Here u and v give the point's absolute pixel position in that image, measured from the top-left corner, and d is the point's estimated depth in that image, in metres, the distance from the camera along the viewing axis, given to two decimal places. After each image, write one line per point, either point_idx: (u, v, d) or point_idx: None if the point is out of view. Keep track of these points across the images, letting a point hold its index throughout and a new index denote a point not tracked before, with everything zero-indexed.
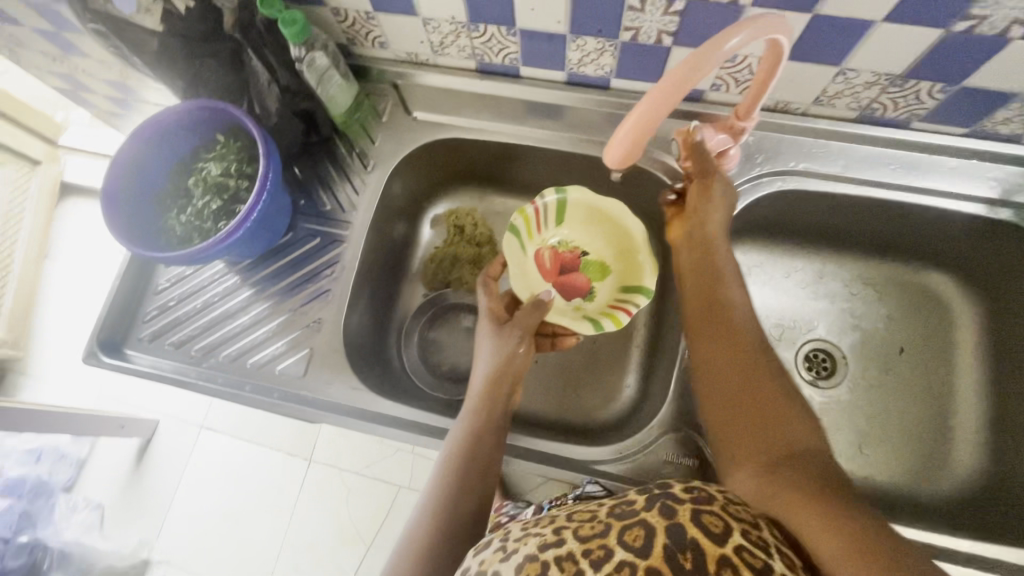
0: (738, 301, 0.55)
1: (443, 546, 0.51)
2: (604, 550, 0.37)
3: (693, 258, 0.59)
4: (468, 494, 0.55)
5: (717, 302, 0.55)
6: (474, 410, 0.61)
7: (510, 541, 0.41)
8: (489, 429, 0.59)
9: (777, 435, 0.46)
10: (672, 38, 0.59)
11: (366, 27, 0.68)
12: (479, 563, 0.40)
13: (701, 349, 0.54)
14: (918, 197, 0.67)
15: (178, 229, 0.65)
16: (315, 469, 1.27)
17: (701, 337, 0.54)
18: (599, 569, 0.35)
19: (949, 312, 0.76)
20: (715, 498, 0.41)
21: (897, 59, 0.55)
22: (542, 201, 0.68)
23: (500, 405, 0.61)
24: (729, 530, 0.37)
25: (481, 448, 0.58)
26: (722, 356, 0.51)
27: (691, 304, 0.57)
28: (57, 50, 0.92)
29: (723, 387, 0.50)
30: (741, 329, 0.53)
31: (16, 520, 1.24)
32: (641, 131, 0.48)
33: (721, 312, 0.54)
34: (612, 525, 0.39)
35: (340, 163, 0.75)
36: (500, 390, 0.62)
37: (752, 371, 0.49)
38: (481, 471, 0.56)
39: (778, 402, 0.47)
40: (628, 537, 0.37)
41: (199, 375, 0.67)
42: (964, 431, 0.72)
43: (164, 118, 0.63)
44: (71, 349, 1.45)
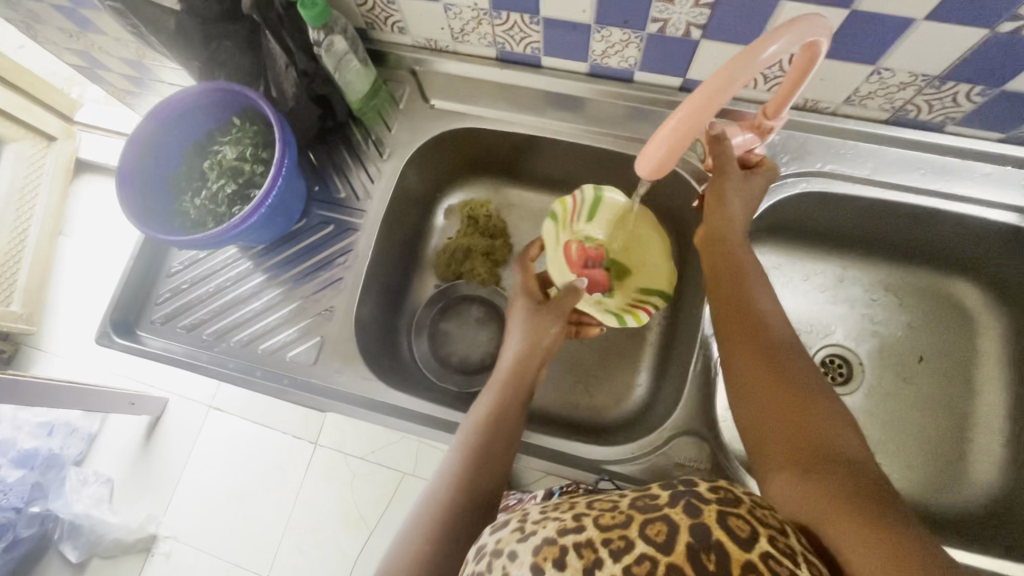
0: (768, 305, 0.54)
1: (457, 512, 0.52)
2: (624, 541, 0.36)
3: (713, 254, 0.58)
4: (488, 465, 0.55)
5: (743, 301, 0.54)
6: (501, 383, 0.62)
7: (528, 523, 0.40)
8: (514, 406, 0.60)
9: (810, 440, 0.44)
10: (701, 32, 0.57)
11: (386, 12, 0.67)
12: (496, 541, 0.40)
13: (729, 351, 0.52)
14: (950, 203, 0.64)
15: (192, 212, 0.64)
16: (321, 453, 1.28)
17: (727, 337, 0.53)
18: (618, 561, 0.35)
19: (972, 321, 0.74)
20: (741, 500, 0.39)
21: (936, 60, 0.53)
22: (581, 193, 0.66)
23: (525, 387, 0.62)
24: (756, 535, 0.36)
25: (505, 423, 0.58)
26: (748, 357, 0.51)
27: (718, 304, 0.55)
28: (74, 26, 0.91)
29: (750, 389, 0.49)
30: (771, 334, 0.51)
31: (29, 489, 1.30)
32: (677, 144, 0.44)
33: (746, 311, 0.53)
34: (633, 515, 0.38)
35: (356, 150, 0.74)
36: (527, 372, 0.62)
37: (782, 376, 0.48)
38: (503, 447, 0.57)
39: (809, 405, 0.46)
40: (650, 531, 0.37)
41: (211, 360, 0.67)
42: (982, 442, 0.71)
43: (182, 99, 0.62)
44: (83, 326, 1.46)
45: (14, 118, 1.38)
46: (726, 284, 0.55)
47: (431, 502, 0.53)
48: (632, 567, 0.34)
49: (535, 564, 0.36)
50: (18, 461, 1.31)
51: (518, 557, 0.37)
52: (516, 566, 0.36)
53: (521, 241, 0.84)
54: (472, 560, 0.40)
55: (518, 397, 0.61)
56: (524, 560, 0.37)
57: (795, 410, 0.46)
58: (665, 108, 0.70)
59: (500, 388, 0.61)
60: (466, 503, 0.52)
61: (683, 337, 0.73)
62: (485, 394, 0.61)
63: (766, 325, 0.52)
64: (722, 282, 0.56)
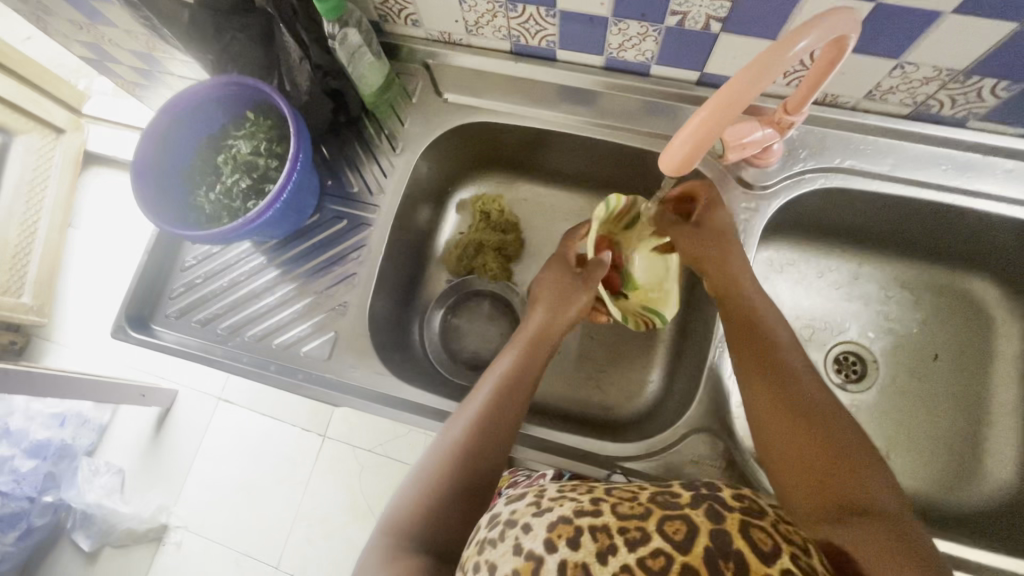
0: (787, 346, 0.56)
1: (465, 466, 0.52)
2: (641, 533, 0.38)
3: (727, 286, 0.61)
4: (501, 426, 0.55)
5: (757, 331, 0.57)
6: (518, 348, 0.61)
7: (545, 499, 0.43)
8: (529, 370, 0.59)
9: (831, 467, 0.46)
10: (720, 25, 0.56)
11: (400, 4, 0.66)
12: (511, 511, 0.43)
13: (748, 388, 0.54)
14: (971, 199, 0.63)
15: (207, 207, 0.64)
16: (330, 446, 1.29)
17: (743, 364, 0.56)
18: (633, 550, 0.37)
19: (990, 318, 0.74)
20: (765, 512, 0.40)
21: (962, 54, 0.52)
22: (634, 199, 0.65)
23: (544, 355, 0.62)
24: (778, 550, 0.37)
25: (523, 382, 0.58)
26: (759, 382, 0.54)
27: (737, 347, 0.57)
28: (83, 18, 0.90)
29: (764, 415, 0.52)
30: (792, 374, 0.53)
31: (42, 479, 1.30)
32: (705, 138, 0.42)
33: (761, 340, 0.56)
34: (652, 512, 0.40)
35: (369, 144, 0.74)
36: (548, 340, 0.62)
37: (803, 417, 0.50)
38: (517, 409, 0.57)
39: (823, 430, 0.48)
40: (669, 528, 0.38)
41: (225, 354, 0.68)
42: (997, 441, 0.70)
43: (197, 91, 0.62)
44: (93, 318, 1.47)
45: (23, 110, 1.38)
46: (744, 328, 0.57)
47: (440, 453, 0.53)
48: (648, 561, 0.37)
49: (549, 538, 0.39)
50: (30, 451, 1.30)
51: (532, 529, 0.40)
52: (530, 536, 0.40)
53: (532, 236, 0.84)
54: (486, 528, 0.43)
55: (534, 362, 0.60)
56: (538, 533, 0.39)
57: (820, 449, 0.47)
58: (681, 103, 0.69)
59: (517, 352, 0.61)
60: (474, 459, 0.53)
61: (696, 335, 0.73)
62: (502, 357, 0.61)
63: (786, 364, 0.54)
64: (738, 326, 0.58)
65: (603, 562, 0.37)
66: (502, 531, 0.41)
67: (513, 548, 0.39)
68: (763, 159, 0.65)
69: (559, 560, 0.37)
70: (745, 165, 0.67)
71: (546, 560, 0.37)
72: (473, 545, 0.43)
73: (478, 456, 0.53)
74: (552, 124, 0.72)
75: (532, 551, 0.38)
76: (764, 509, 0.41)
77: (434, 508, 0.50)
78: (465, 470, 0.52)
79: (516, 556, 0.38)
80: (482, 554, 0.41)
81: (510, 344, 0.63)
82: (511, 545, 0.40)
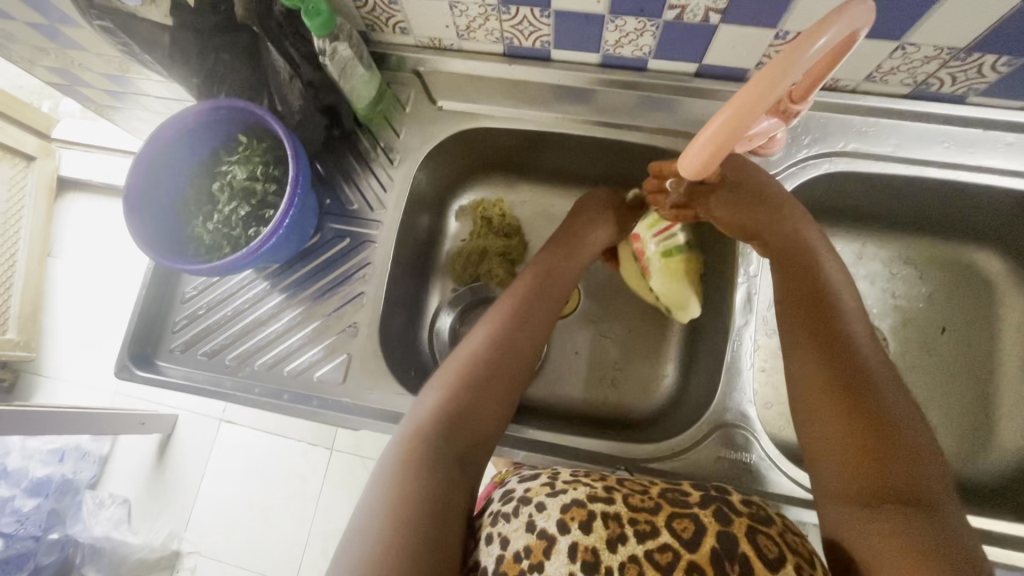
0: (859, 327, 0.53)
1: (481, 383, 0.54)
2: (651, 527, 0.42)
3: (784, 258, 0.57)
4: (517, 351, 0.57)
5: (826, 308, 0.53)
6: (534, 280, 0.62)
7: (558, 481, 0.48)
8: (543, 298, 0.61)
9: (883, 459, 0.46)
10: (719, 16, 0.55)
11: (387, 12, 0.64)
12: (526, 489, 0.48)
13: (810, 358, 0.52)
14: (973, 174, 0.64)
15: (206, 237, 0.62)
16: (340, 458, 1.28)
17: (808, 333, 0.53)
18: (642, 542, 0.42)
19: (991, 288, 0.75)
20: (772, 521, 0.44)
21: (964, 33, 0.52)
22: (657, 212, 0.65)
23: (554, 284, 0.63)
24: (783, 559, 0.41)
25: (535, 308, 0.60)
26: (821, 357, 0.51)
27: (797, 321, 0.54)
28: (48, 43, 0.87)
29: (824, 389, 0.50)
30: (860, 358, 0.51)
31: (46, 518, 1.26)
32: (721, 144, 0.44)
33: (829, 317, 0.53)
34: (662, 507, 0.44)
35: (364, 157, 0.72)
36: (558, 269, 0.64)
37: (870, 405, 0.48)
38: (530, 335, 0.58)
39: (891, 424, 0.47)
40: (678, 526, 0.43)
41: (236, 386, 0.66)
42: (1006, 408, 0.72)
43: (184, 118, 0.59)
44: (83, 348, 1.43)
45: None
46: (803, 306, 0.54)
47: (455, 369, 0.55)
48: (656, 554, 0.41)
49: (562, 520, 0.43)
50: (33, 490, 1.27)
51: (546, 510, 0.44)
52: (544, 515, 0.44)
53: (535, 238, 0.83)
54: (499, 502, 0.48)
55: (548, 291, 0.62)
56: (552, 514, 0.44)
57: (881, 438, 0.46)
58: (681, 95, 0.68)
59: (531, 283, 0.62)
60: (488, 380, 0.54)
61: (710, 327, 0.72)
62: (514, 287, 0.62)
63: (852, 342, 0.51)
64: (796, 302, 0.55)
65: (612, 550, 0.41)
66: (517, 507, 0.46)
67: (526, 526, 0.44)
68: (766, 147, 0.63)
69: (571, 542, 0.42)
70: (750, 155, 0.67)
71: (558, 541, 0.42)
72: (487, 515, 0.48)
73: (494, 377, 0.55)
74: (550, 125, 0.71)
75: (545, 530, 0.43)
76: (772, 518, 0.45)
77: (451, 422, 0.51)
78: (482, 390, 0.54)
79: (529, 533, 0.43)
80: (495, 526, 0.46)
81: (522, 275, 0.64)
82: (525, 522, 0.44)
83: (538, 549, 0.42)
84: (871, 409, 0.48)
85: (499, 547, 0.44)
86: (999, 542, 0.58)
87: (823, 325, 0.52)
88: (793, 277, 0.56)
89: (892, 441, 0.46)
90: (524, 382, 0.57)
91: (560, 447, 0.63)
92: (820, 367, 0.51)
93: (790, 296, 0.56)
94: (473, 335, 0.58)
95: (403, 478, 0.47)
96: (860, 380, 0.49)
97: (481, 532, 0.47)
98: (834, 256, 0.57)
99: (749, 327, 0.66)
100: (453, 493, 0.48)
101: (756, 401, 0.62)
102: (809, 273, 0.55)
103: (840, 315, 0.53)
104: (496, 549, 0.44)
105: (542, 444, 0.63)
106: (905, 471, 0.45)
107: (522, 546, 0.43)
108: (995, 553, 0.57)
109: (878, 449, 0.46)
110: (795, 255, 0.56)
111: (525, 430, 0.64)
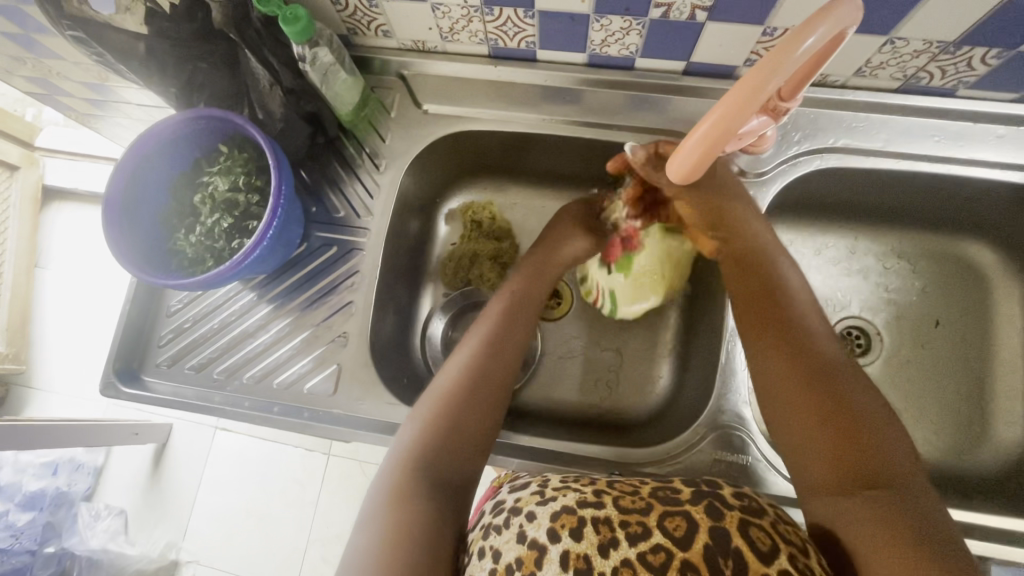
0: (814, 323, 0.53)
1: (463, 406, 0.53)
2: (643, 528, 0.42)
3: (739, 257, 0.57)
4: (497, 369, 0.56)
5: (780, 307, 0.53)
6: (509, 296, 0.62)
7: (548, 489, 0.47)
8: (522, 316, 0.61)
9: (861, 457, 0.45)
10: (706, 14, 0.54)
11: (369, 16, 0.63)
12: (517, 500, 0.47)
13: (768, 363, 0.51)
14: (965, 167, 0.63)
15: (188, 250, 0.61)
16: (336, 463, 1.27)
17: (762, 335, 0.53)
18: (634, 545, 0.41)
19: (984, 281, 0.75)
20: (764, 513, 0.44)
21: (953, 26, 0.51)
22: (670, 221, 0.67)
23: (533, 301, 0.63)
24: (777, 550, 0.41)
25: (517, 327, 0.60)
26: (779, 358, 0.51)
27: (755, 325, 0.54)
28: (24, 52, 0.85)
29: (790, 391, 0.49)
30: (819, 354, 0.50)
31: (41, 531, 1.26)
32: (709, 147, 0.44)
33: (784, 314, 0.53)
34: (653, 507, 0.43)
35: (348, 163, 0.71)
36: (536, 287, 0.64)
37: (840, 403, 0.47)
38: (512, 353, 0.58)
39: (864, 421, 0.46)
40: (670, 524, 0.42)
41: (225, 401, 0.65)
42: (1002, 400, 0.72)
43: (161, 131, 0.58)
44: (74, 359, 1.41)
45: None
46: (762, 311, 0.54)
47: (437, 394, 0.54)
48: (649, 556, 0.40)
49: (552, 528, 0.42)
50: (25, 504, 1.26)
51: (536, 520, 0.43)
52: (534, 525, 0.43)
53: (527, 240, 0.82)
54: (491, 513, 0.48)
55: (524, 305, 0.62)
56: (542, 523, 0.43)
57: (853, 435, 0.46)
58: (670, 94, 0.67)
59: (507, 300, 0.62)
60: (472, 401, 0.54)
61: (705, 327, 0.72)
62: (491, 307, 0.62)
63: (808, 340, 0.51)
64: (750, 301, 0.55)
65: (603, 556, 0.40)
66: (507, 519, 0.45)
67: (518, 536, 0.43)
68: (756, 146, 0.63)
69: (562, 550, 0.41)
70: (740, 153, 0.66)
71: (549, 550, 0.41)
72: (479, 527, 0.47)
73: (477, 398, 0.54)
74: (538, 127, 0.69)
75: (536, 540, 0.42)
76: (763, 510, 0.45)
77: (440, 448, 0.51)
78: (465, 411, 0.53)
79: (520, 544, 0.42)
80: (487, 540, 0.45)
81: (498, 293, 0.64)
82: (515, 533, 0.43)
83: (529, 559, 0.41)
84: (835, 406, 0.47)
85: (491, 560, 0.43)
86: (1002, 539, 0.57)
87: (779, 325, 0.52)
88: (748, 279, 0.56)
89: (864, 439, 0.46)
90: (507, 399, 0.57)
91: (555, 454, 0.62)
92: (782, 371, 0.50)
93: (746, 297, 0.55)
94: (452, 358, 0.57)
95: (392, 508, 0.47)
96: (820, 377, 0.49)
97: (474, 546, 0.46)
98: (786, 256, 0.57)
99: None
100: (445, 516, 0.48)
101: (751, 402, 0.62)
102: (765, 273, 0.56)
103: (795, 314, 0.53)
104: (488, 561, 0.43)
105: (538, 451, 0.62)
106: (879, 465, 0.44)
107: (513, 558, 0.42)
108: (997, 549, 0.57)
109: (855, 448, 0.45)
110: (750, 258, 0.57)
111: (520, 437, 0.64)
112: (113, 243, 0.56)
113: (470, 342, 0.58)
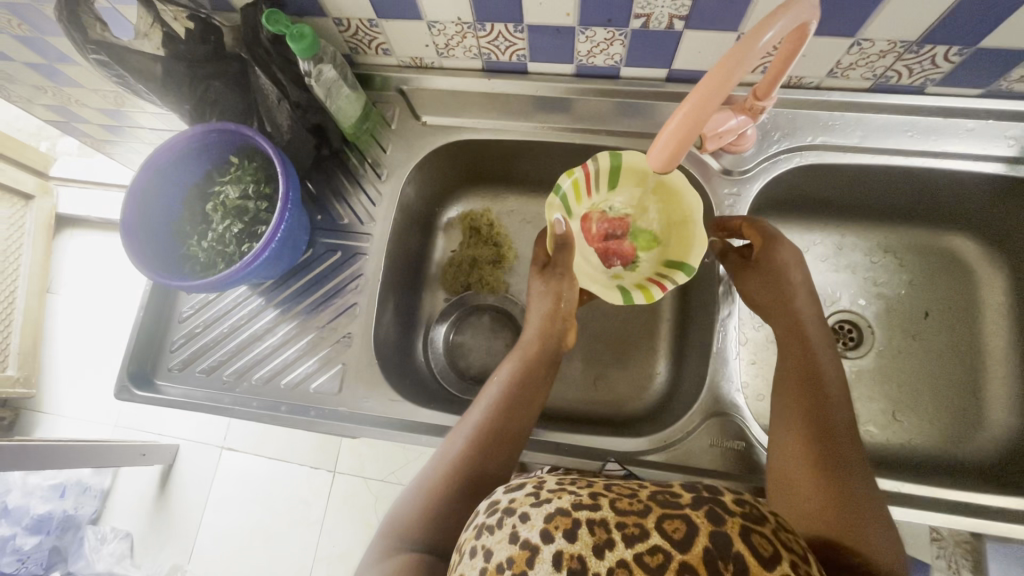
0: (839, 396, 0.55)
1: (483, 444, 0.56)
2: (639, 528, 0.35)
3: (783, 323, 0.61)
4: (514, 409, 0.59)
5: (816, 374, 0.56)
6: (523, 351, 0.65)
7: (544, 489, 0.39)
8: (535, 366, 0.63)
9: (848, 522, 0.46)
10: (683, 22, 0.58)
11: (370, 35, 0.67)
12: (509, 501, 0.39)
13: (787, 409, 0.55)
14: (937, 160, 0.66)
15: (201, 255, 0.64)
16: (341, 480, 1.27)
17: (787, 387, 0.57)
18: (631, 546, 0.34)
19: (971, 271, 0.77)
20: (767, 519, 0.38)
21: (913, 26, 0.55)
22: (594, 164, 0.65)
23: (548, 351, 0.65)
24: (779, 559, 0.34)
25: (531, 380, 0.62)
26: (798, 412, 0.54)
27: (785, 376, 0.58)
28: (47, 81, 0.90)
29: (799, 444, 0.52)
30: (833, 417, 0.53)
31: (47, 555, 1.29)
32: (684, 136, 0.46)
33: (819, 383, 0.55)
34: (653, 509, 0.36)
35: (352, 172, 0.75)
36: (552, 336, 0.65)
37: (839, 471, 0.50)
38: (528, 398, 0.61)
39: (859, 495, 0.48)
40: (668, 526, 0.35)
41: (235, 401, 0.67)
42: (995, 388, 0.73)
43: (175, 144, 0.62)
44: (84, 381, 1.44)
45: None
46: (798, 373, 0.57)
47: (469, 428, 0.58)
48: (645, 557, 0.33)
49: (546, 529, 0.35)
50: (33, 527, 1.29)
51: (529, 519, 0.37)
52: (527, 525, 0.36)
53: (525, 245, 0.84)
54: (484, 513, 0.40)
55: (537, 373, 0.63)
56: (536, 523, 0.36)
57: (842, 499, 0.48)
58: (656, 100, 0.71)
59: (522, 356, 0.64)
60: (492, 433, 0.57)
61: (697, 323, 0.74)
62: (510, 358, 0.65)
63: (831, 411, 0.54)
64: (792, 356, 0.58)
65: (599, 557, 0.33)
66: (500, 518, 0.38)
67: (509, 539, 0.36)
68: (739, 145, 0.67)
69: (555, 551, 0.34)
70: (722, 152, 0.70)
71: (542, 550, 0.34)
72: (471, 528, 0.40)
73: (499, 433, 0.58)
74: (531, 135, 0.73)
75: (528, 540, 0.35)
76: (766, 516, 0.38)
77: (461, 469, 0.55)
78: (487, 440, 0.57)
79: (512, 543, 0.36)
80: (479, 539, 0.38)
81: (513, 354, 0.65)
82: (507, 533, 0.37)
83: (520, 559, 0.35)
84: (831, 466, 0.50)
85: (481, 560, 0.36)
86: (1005, 519, 0.57)
87: (813, 392, 0.55)
88: (789, 344, 0.59)
89: (852, 510, 0.47)
90: (522, 441, 0.59)
91: (556, 445, 0.64)
92: (800, 422, 0.54)
93: (790, 358, 0.58)
94: (476, 402, 0.61)
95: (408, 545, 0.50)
96: (832, 438, 0.52)
97: (464, 547, 0.39)
98: (826, 335, 0.60)
99: (733, 318, 0.68)
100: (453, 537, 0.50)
101: (743, 389, 0.64)
102: (806, 345, 0.58)
103: (825, 377, 0.56)
104: (478, 560, 0.36)
105: (539, 443, 0.65)
106: (865, 536, 0.46)
107: (504, 557, 0.35)
108: (997, 528, 0.57)
109: (844, 518, 0.47)
110: (790, 318, 0.61)
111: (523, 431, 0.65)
112: (143, 267, 0.59)
113: (493, 409, 0.59)
